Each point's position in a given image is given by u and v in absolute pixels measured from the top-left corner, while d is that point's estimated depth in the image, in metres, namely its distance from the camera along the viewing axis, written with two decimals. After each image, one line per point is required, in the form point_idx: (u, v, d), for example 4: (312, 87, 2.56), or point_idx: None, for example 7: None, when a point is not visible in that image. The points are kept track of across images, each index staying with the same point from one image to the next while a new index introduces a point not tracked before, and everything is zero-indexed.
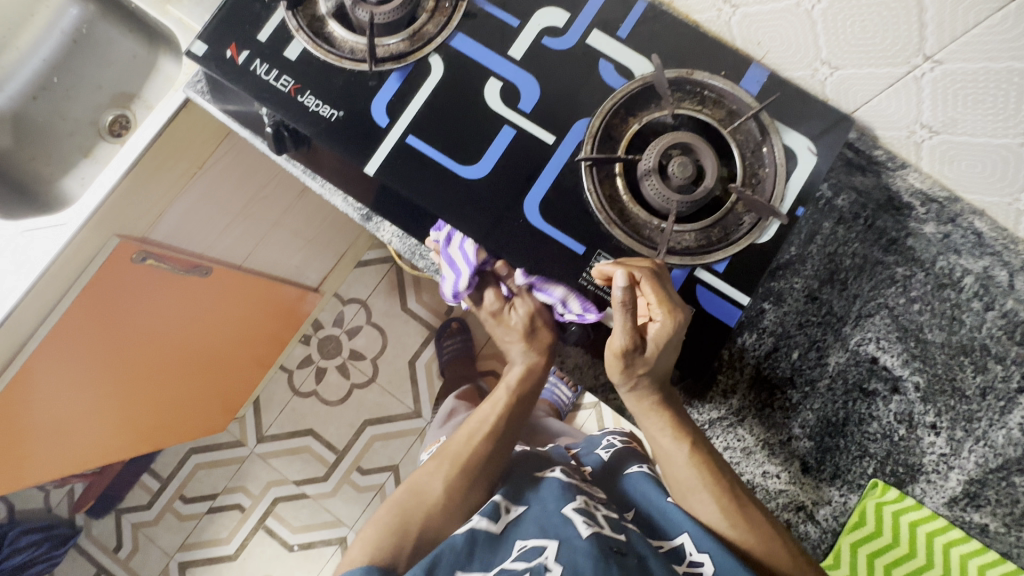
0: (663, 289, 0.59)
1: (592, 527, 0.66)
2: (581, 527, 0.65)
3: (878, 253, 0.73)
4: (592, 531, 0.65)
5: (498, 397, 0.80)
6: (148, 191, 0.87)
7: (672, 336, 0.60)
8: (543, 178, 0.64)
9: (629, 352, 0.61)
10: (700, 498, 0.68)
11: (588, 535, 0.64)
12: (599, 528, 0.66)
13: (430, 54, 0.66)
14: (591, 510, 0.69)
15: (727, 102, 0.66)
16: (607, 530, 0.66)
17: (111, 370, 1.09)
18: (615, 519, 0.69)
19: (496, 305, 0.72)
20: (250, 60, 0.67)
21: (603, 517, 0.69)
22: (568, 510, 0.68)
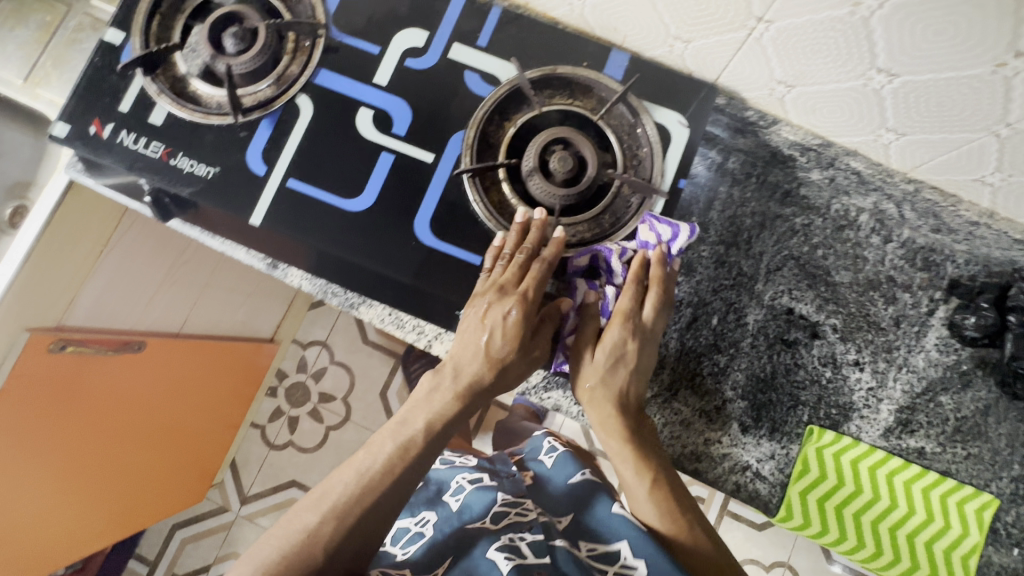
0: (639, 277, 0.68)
1: (513, 560, 0.65)
2: (503, 566, 0.64)
3: (776, 206, 0.76)
4: (513, 563, 0.64)
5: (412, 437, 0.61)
6: (51, 279, 0.85)
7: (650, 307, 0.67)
8: (430, 196, 0.64)
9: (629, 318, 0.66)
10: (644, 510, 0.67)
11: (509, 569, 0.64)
12: (520, 560, 0.65)
13: (297, 95, 0.66)
14: (515, 545, 0.68)
15: (596, 91, 0.67)
16: (530, 558, 0.65)
17: (58, 465, 1.04)
18: (539, 542, 0.68)
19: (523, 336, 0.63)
20: (116, 132, 0.66)
21: (527, 545, 0.67)
22: (491, 553, 0.67)
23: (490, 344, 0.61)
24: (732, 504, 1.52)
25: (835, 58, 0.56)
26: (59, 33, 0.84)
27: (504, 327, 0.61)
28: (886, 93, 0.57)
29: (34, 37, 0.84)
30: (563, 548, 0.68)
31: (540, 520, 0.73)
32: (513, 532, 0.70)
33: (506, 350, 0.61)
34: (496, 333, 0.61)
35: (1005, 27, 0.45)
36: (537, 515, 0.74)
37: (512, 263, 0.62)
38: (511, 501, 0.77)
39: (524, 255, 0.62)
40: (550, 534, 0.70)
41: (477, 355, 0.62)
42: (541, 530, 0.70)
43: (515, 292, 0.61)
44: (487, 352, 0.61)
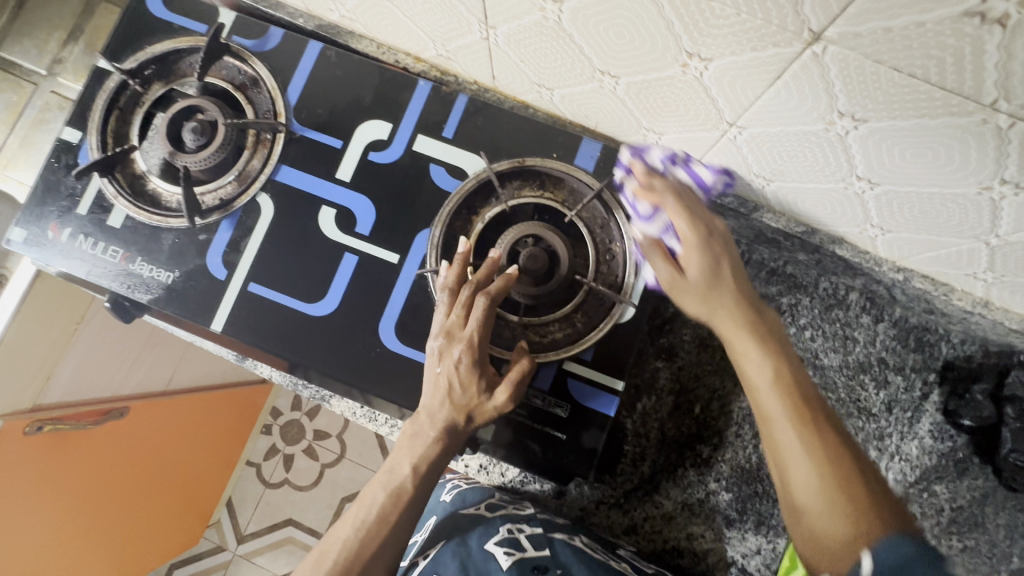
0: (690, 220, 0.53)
1: (514, 555, 0.57)
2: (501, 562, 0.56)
3: (761, 285, 0.74)
4: (513, 558, 0.56)
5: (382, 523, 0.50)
6: (24, 364, 0.83)
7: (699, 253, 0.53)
8: (394, 300, 0.62)
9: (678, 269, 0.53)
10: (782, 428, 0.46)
11: (509, 565, 0.56)
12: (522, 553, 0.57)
13: (257, 193, 0.64)
14: (516, 536, 0.59)
15: (568, 183, 0.65)
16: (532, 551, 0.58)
17: (48, 535, 1.03)
18: (540, 534, 0.60)
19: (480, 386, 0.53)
20: (74, 236, 0.64)
21: (528, 537, 0.59)
22: (488, 545, 0.58)
23: (451, 392, 0.53)
24: None
25: (814, 163, 0.53)
26: (26, 113, 0.82)
27: (460, 373, 0.53)
28: (868, 198, 0.54)
29: (1, 117, 0.82)
30: (563, 540, 0.60)
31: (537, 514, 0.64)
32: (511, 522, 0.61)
33: (470, 395, 0.53)
34: (453, 383, 0.53)
35: (988, 158, 0.41)
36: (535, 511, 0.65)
37: (458, 302, 0.55)
38: (508, 499, 0.68)
39: (468, 291, 0.55)
40: (550, 528, 0.62)
41: (443, 402, 0.53)
42: (540, 521, 0.62)
43: (462, 334, 0.54)
44: (450, 399, 0.53)
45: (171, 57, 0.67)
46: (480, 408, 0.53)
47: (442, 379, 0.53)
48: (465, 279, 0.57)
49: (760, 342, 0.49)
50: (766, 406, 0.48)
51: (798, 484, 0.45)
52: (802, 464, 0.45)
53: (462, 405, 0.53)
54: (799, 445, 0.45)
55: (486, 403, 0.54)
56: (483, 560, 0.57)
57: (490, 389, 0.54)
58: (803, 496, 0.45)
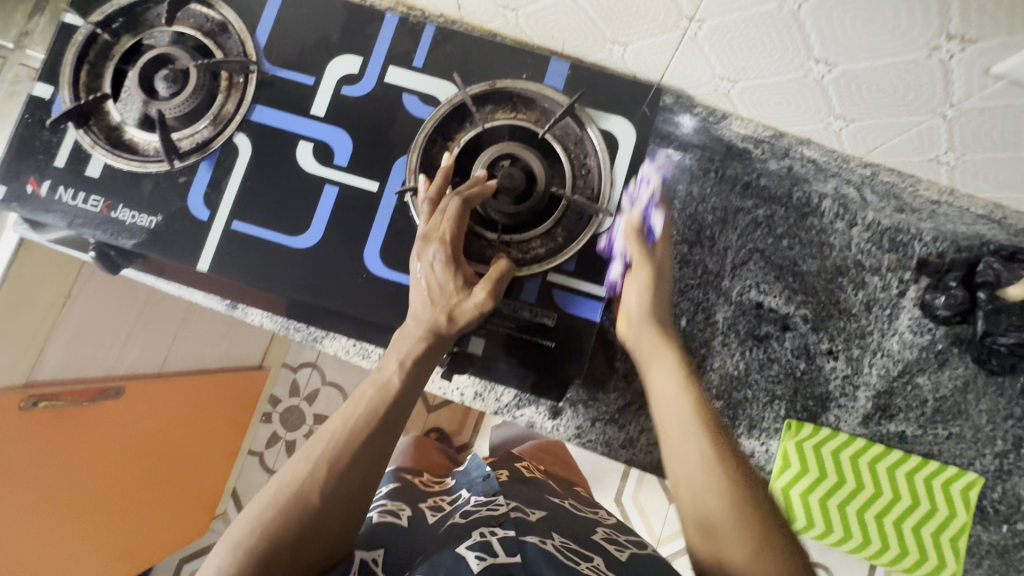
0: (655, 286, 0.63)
1: (485, 559, 0.54)
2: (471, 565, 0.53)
3: (737, 200, 0.76)
4: (484, 562, 0.53)
5: (372, 403, 0.55)
6: (15, 336, 0.83)
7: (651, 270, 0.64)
8: (377, 226, 0.63)
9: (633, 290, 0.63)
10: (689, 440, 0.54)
11: (480, 569, 0.53)
12: (493, 559, 0.54)
13: (234, 134, 0.65)
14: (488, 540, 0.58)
15: (539, 103, 0.66)
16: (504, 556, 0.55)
17: (50, 521, 1.03)
18: (512, 538, 0.58)
19: (455, 288, 0.58)
20: (53, 189, 0.64)
21: (499, 541, 0.58)
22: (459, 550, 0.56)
23: (430, 291, 0.58)
24: None
25: (772, 52, 0.55)
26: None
27: (437, 274, 0.58)
28: (828, 83, 0.56)
29: None
30: (535, 543, 0.58)
31: (511, 514, 0.64)
32: (483, 528, 0.60)
33: (447, 294, 0.58)
34: (431, 283, 0.58)
35: (933, 10, 0.43)
36: (509, 509, 0.66)
37: (435, 209, 0.59)
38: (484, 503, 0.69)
39: (444, 199, 0.59)
40: (522, 530, 0.61)
41: (424, 304, 0.58)
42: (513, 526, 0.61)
43: (437, 235, 0.58)
44: (431, 301, 0.58)
45: (137, 8, 0.68)
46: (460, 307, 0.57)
47: (422, 282, 0.58)
48: (443, 191, 0.60)
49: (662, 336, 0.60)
50: (673, 405, 0.56)
51: (704, 501, 0.52)
52: (706, 479, 0.52)
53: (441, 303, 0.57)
54: (705, 456, 0.53)
55: (466, 300, 0.57)
56: (453, 563, 0.54)
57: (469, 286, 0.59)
58: (702, 504, 0.52)
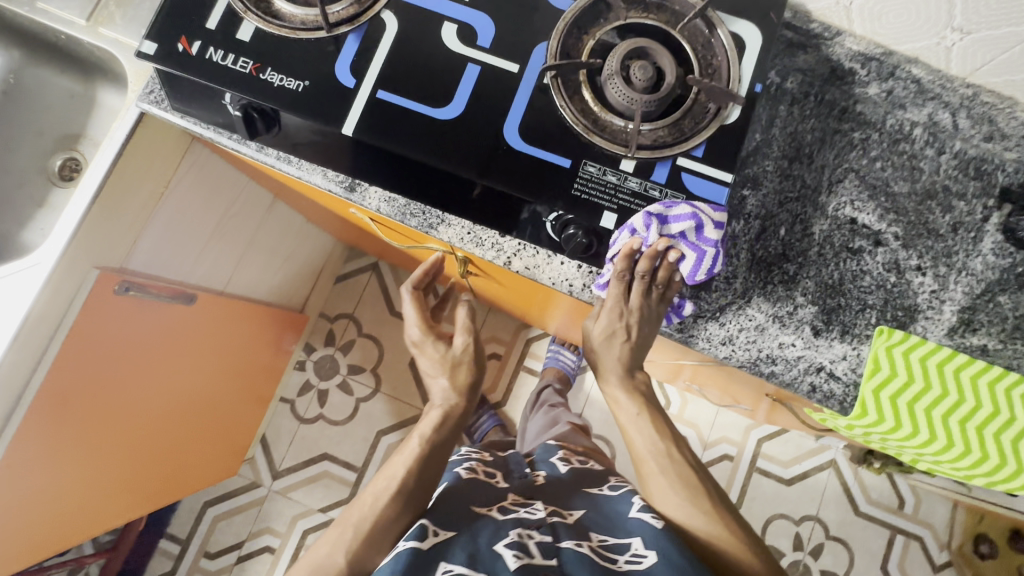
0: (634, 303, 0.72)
1: (522, 558, 0.68)
2: (511, 561, 0.67)
3: (834, 123, 0.80)
4: (521, 561, 0.67)
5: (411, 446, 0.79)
6: (117, 218, 0.84)
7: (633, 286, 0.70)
8: (517, 104, 0.66)
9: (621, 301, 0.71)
10: (658, 487, 0.80)
11: (518, 566, 0.66)
12: (529, 558, 0.68)
13: (382, 11, 0.68)
14: (524, 541, 0.71)
15: (670, 5, 0.70)
16: (539, 557, 0.69)
17: (117, 422, 1.02)
18: (548, 543, 0.72)
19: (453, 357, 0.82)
20: (204, 49, 0.66)
21: (536, 544, 0.71)
22: (497, 546, 0.69)
23: (440, 366, 0.81)
24: (760, 462, 1.77)
25: None
26: None
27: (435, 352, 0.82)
28: None
29: None
30: (571, 549, 0.72)
31: (547, 518, 0.78)
32: (522, 528, 0.74)
33: (451, 363, 0.82)
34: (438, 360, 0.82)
35: None
36: (547, 513, 0.80)
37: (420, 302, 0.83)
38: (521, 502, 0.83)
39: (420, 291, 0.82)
40: (559, 534, 0.75)
41: (439, 370, 0.81)
42: (549, 531, 0.75)
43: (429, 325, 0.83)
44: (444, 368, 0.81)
45: None
46: (454, 379, 0.81)
47: (429, 361, 0.82)
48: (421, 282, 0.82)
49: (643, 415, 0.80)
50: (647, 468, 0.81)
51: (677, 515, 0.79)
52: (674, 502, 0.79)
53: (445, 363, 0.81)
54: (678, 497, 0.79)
55: (458, 368, 0.82)
56: (493, 559, 0.68)
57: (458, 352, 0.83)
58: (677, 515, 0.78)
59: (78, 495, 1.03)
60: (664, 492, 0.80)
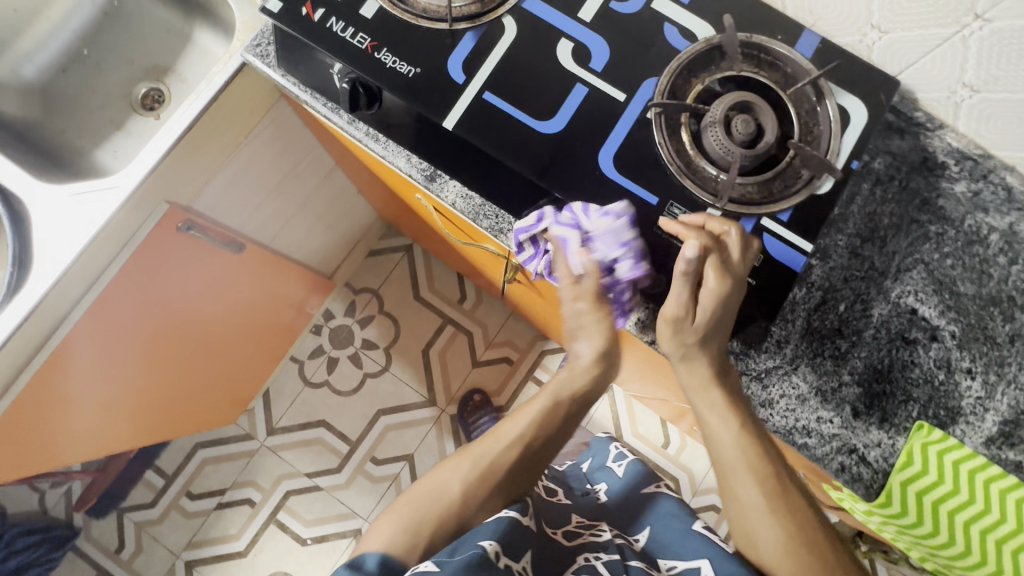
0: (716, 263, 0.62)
1: None
2: None
3: (913, 212, 0.79)
4: None
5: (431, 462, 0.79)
6: (195, 161, 0.86)
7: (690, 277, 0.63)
8: (616, 133, 0.67)
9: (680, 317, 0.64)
10: (743, 483, 0.70)
11: None
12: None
13: (504, 15, 0.69)
14: (592, 564, 0.75)
15: (783, 66, 0.70)
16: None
17: (152, 351, 1.04)
18: (615, 562, 0.76)
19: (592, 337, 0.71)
20: (326, 18, 0.68)
21: (604, 564, 0.75)
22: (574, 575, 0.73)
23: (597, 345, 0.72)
24: None
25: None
26: None
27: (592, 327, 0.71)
28: None
29: None
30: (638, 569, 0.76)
31: (612, 540, 0.82)
32: (587, 553, 0.78)
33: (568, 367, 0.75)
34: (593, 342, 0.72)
35: None
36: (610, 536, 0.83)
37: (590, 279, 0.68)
38: (584, 525, 0.88)
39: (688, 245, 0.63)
40: (624, 554, 0.79)
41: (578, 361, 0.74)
42: (616, 550, 0.79)
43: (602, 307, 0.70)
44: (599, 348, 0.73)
45: None
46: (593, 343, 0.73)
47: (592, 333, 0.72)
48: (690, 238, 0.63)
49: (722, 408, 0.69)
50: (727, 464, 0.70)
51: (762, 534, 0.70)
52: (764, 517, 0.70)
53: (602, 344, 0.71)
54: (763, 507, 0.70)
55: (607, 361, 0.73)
56: None
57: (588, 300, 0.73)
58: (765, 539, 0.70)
59: (103, 415, 1.06)
60: (750, 490, 0.70)
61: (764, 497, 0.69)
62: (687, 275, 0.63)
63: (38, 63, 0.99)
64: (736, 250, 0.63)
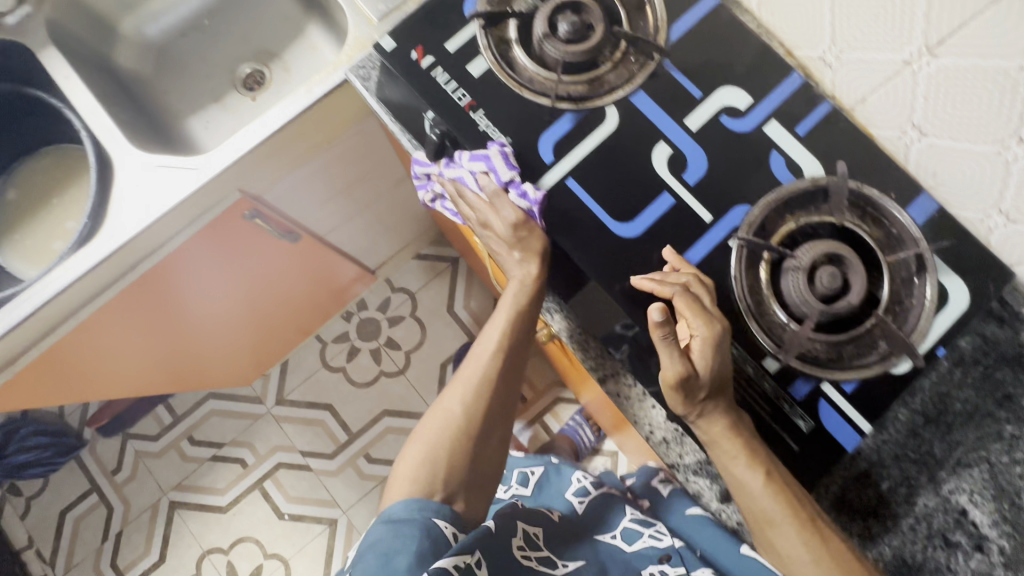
0: (698, 305, 0.59)
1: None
2: None
3: (992, 405, 0.71)
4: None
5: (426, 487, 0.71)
6: (276, 157, 0.87)
7: (708, 349, 0.58)
8: (692, 254, 0.64)
9: (686, 381, 0.58)
10: (783, 534, 0.58)
11: None
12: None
13: (608, 104, 0.67)
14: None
15: (888, 224, 0.65)
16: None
17: (192, 319, 1.07)
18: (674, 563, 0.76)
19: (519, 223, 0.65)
20: (432, 67, 0.67)
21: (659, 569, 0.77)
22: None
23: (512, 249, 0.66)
24: None
25: None
26: None
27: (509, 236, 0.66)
28: None
29: None
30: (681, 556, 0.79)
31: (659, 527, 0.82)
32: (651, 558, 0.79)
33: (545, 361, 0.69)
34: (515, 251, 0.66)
35: None
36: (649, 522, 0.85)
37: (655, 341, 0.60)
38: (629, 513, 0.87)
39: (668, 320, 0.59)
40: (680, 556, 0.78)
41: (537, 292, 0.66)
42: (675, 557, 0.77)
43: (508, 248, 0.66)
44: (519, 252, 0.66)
45: None
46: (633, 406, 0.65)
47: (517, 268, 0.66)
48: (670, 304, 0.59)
49: (745, 450, 0.59)
50: (764, 508, 0.58)
51: None
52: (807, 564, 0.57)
53: (508, 234, 0.65)
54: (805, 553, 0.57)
55: (529, 239, 0.65)
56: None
57: (617, 368, 0.67)
58: None
59: (131, 367, 1.08)
60: (791, 543, 0.57)
61: (808, 549, 0.57)
62: (668, 334, 0.58)
63: (161, 24, 1.04)
64: (710, 291, 0.61)
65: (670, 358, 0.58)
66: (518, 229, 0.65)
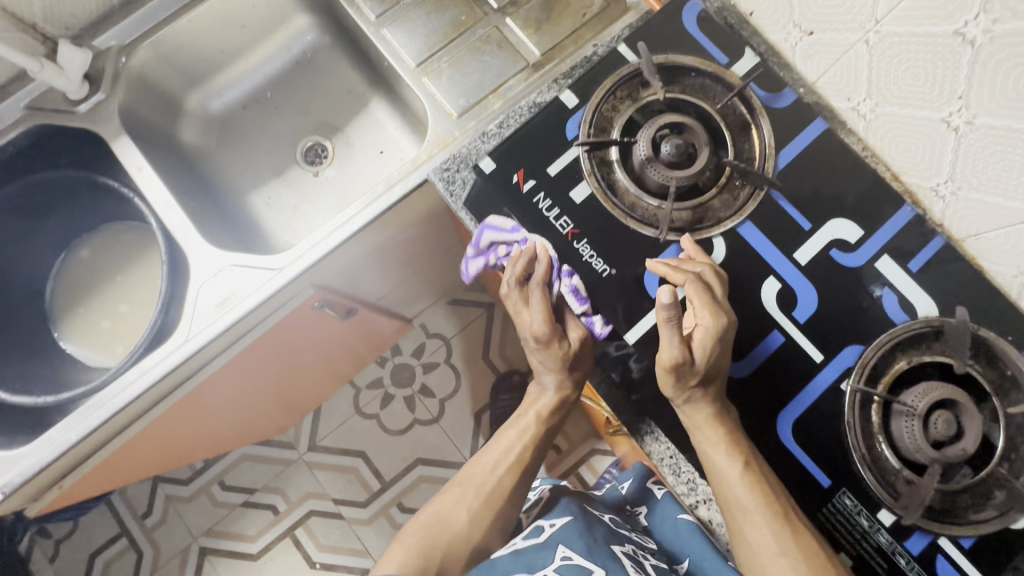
0: (707, 292, 0.60)
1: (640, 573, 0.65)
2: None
3: None
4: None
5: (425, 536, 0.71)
6: (351, 250, 0.85)
7: (712, 338, 0.59)
8: (803, 396, 0.63)
9: (681, 367, 0.58)
10: None
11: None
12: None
13: (715, 235, 0.65)
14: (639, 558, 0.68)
15: (1004, 366, 0.62)
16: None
17: (247, 402, 1.04)
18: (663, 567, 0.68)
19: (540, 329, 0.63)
20: (534, 191, 0.66)
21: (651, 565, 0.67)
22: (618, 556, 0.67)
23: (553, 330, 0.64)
24: None
25: None
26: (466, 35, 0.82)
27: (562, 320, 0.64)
28: None
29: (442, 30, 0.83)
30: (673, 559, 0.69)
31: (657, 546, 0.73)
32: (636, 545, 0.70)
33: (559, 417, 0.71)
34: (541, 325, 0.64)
35: None
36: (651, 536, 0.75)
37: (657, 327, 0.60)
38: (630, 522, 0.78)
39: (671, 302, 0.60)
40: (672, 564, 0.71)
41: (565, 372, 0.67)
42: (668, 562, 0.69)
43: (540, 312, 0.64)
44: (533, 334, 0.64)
45: (680, 70, 0.69)
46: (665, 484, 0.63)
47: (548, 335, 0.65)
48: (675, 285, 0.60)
49: None
50: None
51: None
52: None
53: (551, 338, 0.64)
54: None
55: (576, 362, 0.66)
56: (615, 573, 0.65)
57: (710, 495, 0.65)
58: None
59: (184, 450, 1.05)
60: None
61: None
62: (673, 319, 0.59)
63: (224, 98, 1.03)
64: (723, 282, 0.62)
65: (670, 339, 0.59)
66: (529, 306, 0.65)
